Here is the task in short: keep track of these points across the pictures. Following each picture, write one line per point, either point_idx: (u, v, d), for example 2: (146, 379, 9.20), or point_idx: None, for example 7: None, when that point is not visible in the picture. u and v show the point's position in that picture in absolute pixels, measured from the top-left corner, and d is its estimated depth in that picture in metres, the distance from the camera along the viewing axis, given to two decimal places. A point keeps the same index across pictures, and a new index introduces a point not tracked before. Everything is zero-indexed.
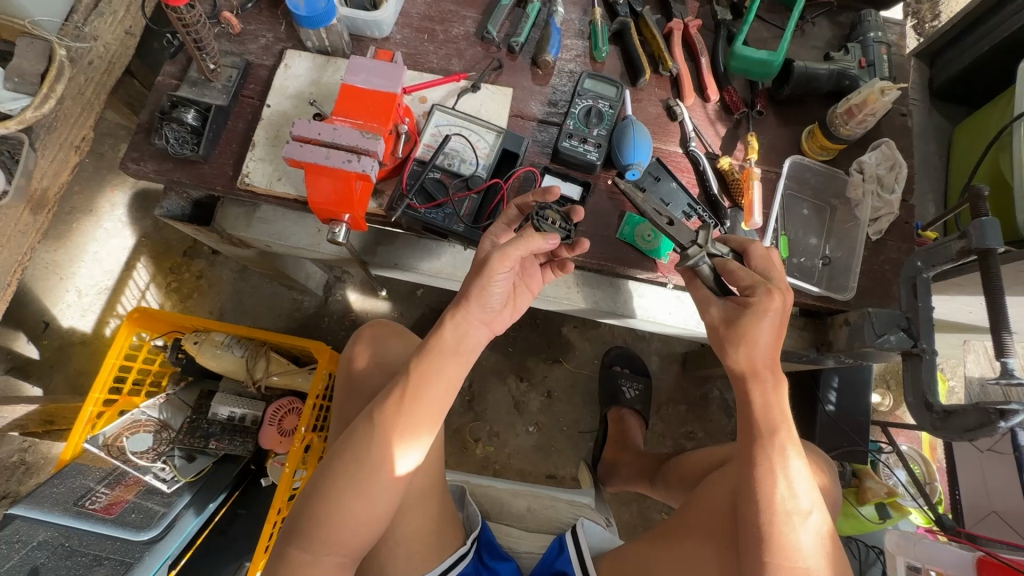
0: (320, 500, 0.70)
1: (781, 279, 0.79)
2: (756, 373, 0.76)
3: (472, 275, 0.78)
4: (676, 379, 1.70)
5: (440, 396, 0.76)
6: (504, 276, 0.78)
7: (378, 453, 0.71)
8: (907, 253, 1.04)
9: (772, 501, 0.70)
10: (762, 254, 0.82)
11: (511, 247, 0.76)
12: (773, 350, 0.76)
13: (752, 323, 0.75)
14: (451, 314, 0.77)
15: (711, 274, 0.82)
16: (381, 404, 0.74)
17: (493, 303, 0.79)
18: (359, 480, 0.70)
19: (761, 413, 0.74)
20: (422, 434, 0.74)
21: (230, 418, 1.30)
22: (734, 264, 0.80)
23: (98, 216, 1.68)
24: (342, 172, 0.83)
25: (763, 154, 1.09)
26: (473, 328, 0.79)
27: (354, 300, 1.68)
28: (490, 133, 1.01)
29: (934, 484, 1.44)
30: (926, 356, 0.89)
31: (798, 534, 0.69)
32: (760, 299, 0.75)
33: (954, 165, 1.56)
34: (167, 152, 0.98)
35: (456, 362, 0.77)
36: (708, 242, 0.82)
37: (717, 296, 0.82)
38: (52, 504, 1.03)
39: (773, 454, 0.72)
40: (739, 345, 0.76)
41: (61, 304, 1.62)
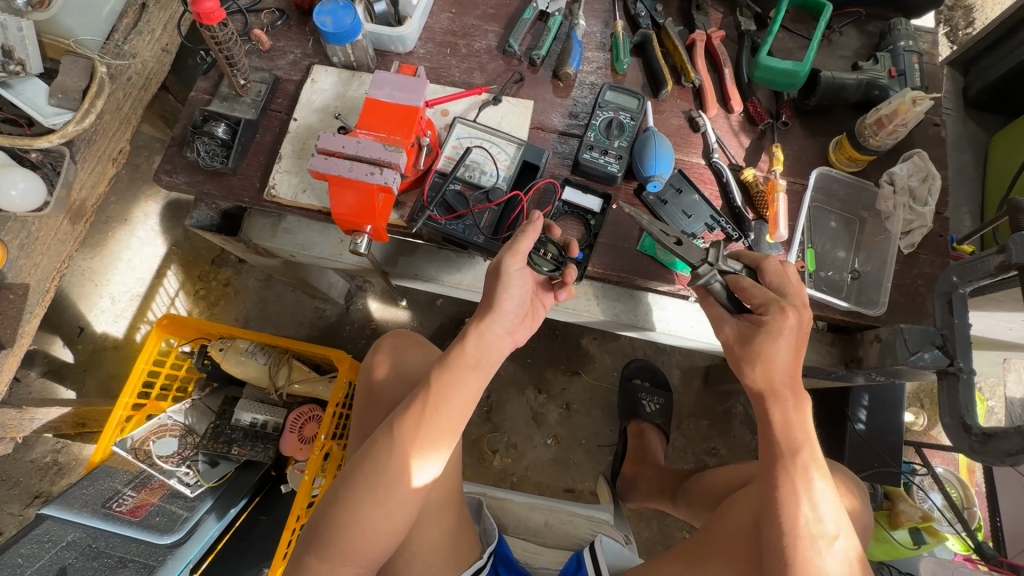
0: (338, 510, 0.70)
1: (800, 297, 0.77)
2: (776, 390, 0.74)
3: (492, 283, 0.78)
4: (698, 394, 1.67)
5: (460, 408, 0.76)
6: (520, 273, 0.78)
7: (397, 463, 0.71)
8: (941, 267, 1.01)
9: (795, 523, 0.68)
10: (776, 270, 0.80)
11: (519, 242, 0.77)
12: (792, 367, 0.74)
13: (770, 341, 0.73)
14: (474, 325, 0.78)
15: (724, 292, 0.79)
16: (401, 415, 0.74)
17: (511, 309, 0.79)
18: (377, 490, 0.70)
19: (782, 431, 0.73)
20: (442, 447, 0.74)
21: (252, 425, 1.32)
22: (748, 281, 0.78)
23: (132, 225, 1.74)
24: (366, 184, 0.84)
25: (789, 165, 1.07)
26: (496, 341, 0.79)
27: (375, 309, 1.70)
28: (511, 144, 1.02)
29: (973, 509, 1.37)
30: (964, 375, 0.85)
31: (824, 559, 0.67)
32: (773, 317, 0.74)
33: (991, 175, 1.51)
34: (198, 164, 1.02)
35: (476, 374, 0.77)
36: (719, 259, 0.80)
37: (731, 314, 0.80)
38: (82, 505, 1.06)
39: (795, 474, 0.70)
40: (755, 364, 0.75)
41: (95, 309, 1.67)
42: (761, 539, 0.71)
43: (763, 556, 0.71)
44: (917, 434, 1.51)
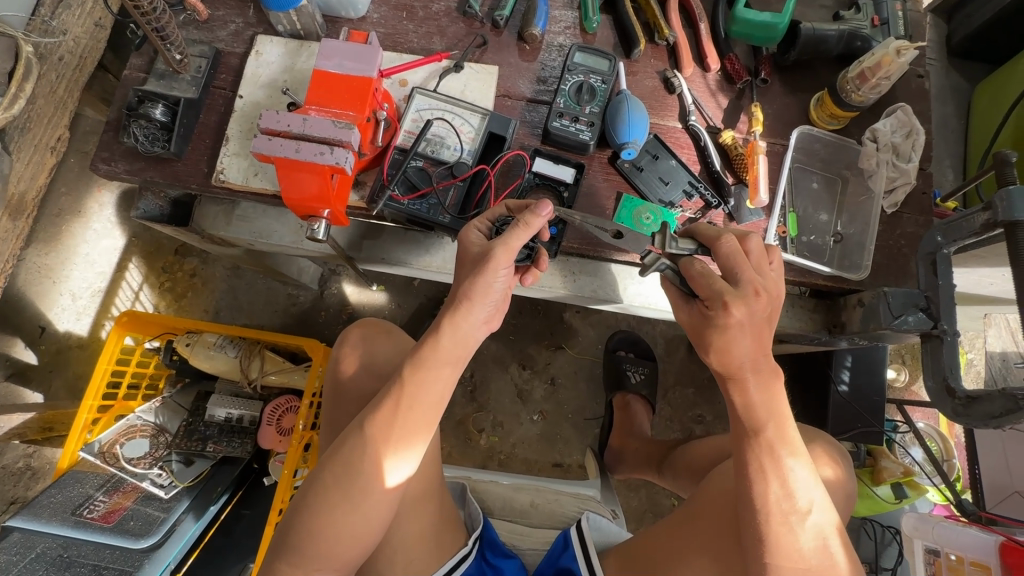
0: (307, 516, 0.67)
1: (751, 287, 0.69)
2: (737, 373, 0.69)
3: (470, 271, 0.71)
4: (683, 362, 1.66)
5: (436, 403, 0.72)
6: (509, 270, 0.71)
7: (368, 463, 0.68)
8: (924, 226, 0.98)
9: (767, 502, 0.66)
10: (729, 252, 0.72)
11: (513, 237, 0.70)
12: (755, 351, 0.69)
13: (726, 336, 0.68)
14: (449, 315, 0.71)
15: (677, 276, 0.77)
16: (372, 413, 0.70)
17: (495, 300, 0.73)
18: (348, 492, 0.67)
19: (747, 411, 0.69)
20: (414, 443, 0.70)
21: (227, 419, 1.28)
22: (694, 270, 0.72)
23: (86, 218, 1.64)
24: (316, 165, 0.77)
25: (769, 126, 1.02)
26: (475, 331, 0.73)
27: (350, 293, 1.64)
28: (476, 115, 0.95)
29: (952, 461, 1.39)
30: (948, 338, 0.83)
31: (797, 534, 0.66)
32: (717, 314, 0.69)
33: (974, 127, 1.48)
34: (138, 150, 0.94)
35: (450, 369, 0.72)
36: (666, 244, 0.80)
37: (686, 300, 0.76)
38: (50, 515, 1.02)
39: (764, 453, 0.67)
40: (710, 355, 0.70)
41: (55, 308, 1.59)
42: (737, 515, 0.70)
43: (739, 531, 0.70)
44: (899, 390, 1.53)
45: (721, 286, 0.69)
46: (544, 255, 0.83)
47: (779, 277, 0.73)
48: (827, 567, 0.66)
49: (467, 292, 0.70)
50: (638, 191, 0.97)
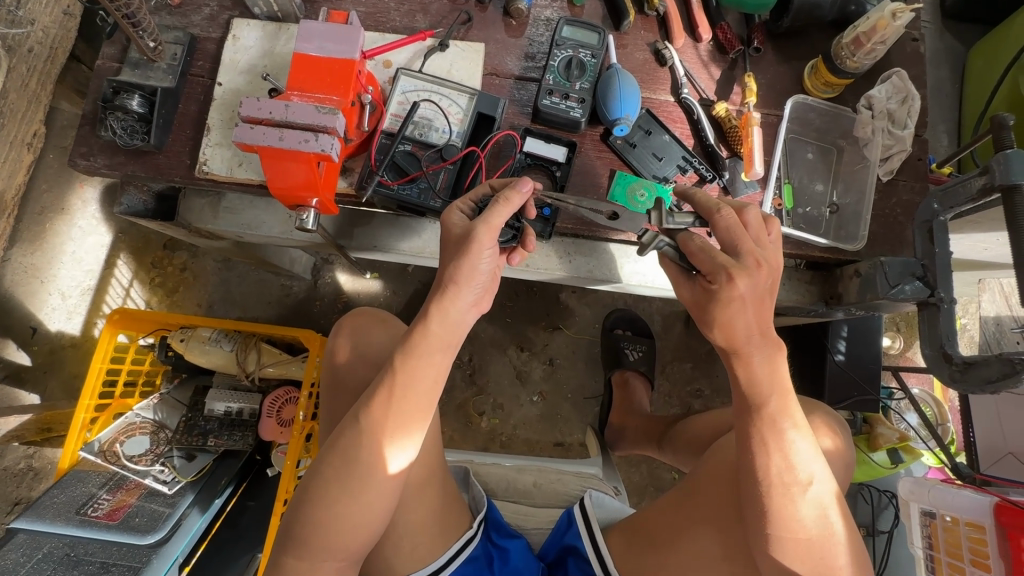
0: (310, 510, 0.67)
1: (751, 258, 0.68)
2: (739, 346, 0.69)
3: (455, 252, 0.69)
4: (680, 338, 1.67)
5: (430, 390, 0.71)
6: (493, 253, 0.69)
7: (365, 454, 0.68)
8: (920, 193, 0.97)
9: (768, 475, 0.67)
10: (727, 227, 0.72)
11: (492, 215, 0.69)
12: (757, 325, 0.68)
13: (728, 309, 0.68)
14: (438, 301, 0.69)
15: (675, 252, 0.76)
16: (367, 404, 0.69)
17: (482, 284, 0.71)
18: (349, 484, 0.67)
19: (749, 385, 0.69)
20: (411, 431, 0.70)
21: (227, 413, 1.27)
22: (693, 245, 0.71)
23: (71, 215, 1.61)
24: (301, 154, 0.74)
25: (763, 96, 1.00)
26: (464, 315, 0.71)
27: (344, 282, 1.63)
28: (463, 95, 0.93)
29: (946, 425, 1.42)
30: (945, 306, 0.83)
31: (797, 505, 0.66)
32: (721, 287, 0.68)
33: (968, 91, 1.46)
34: (117, 144, 0.91)
35: (443, 357, 0.71)
36: (664, 219, 0.78)
37: (686, 275, 0.76)
38: (54, 515, 1.02)
39: (765, 427, 0.68)
40: (713, 330, 0.70)
41: (46, 308, 1.57)
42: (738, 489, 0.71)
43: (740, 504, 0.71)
44: (894, 358, 1.54)
45: (722, 258, 0.68)
46: (529, 236, 0.81)
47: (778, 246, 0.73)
48: (827, 535, 0.67)
49: (456, 274, 0.68)
50: (631, 168, 0.96)
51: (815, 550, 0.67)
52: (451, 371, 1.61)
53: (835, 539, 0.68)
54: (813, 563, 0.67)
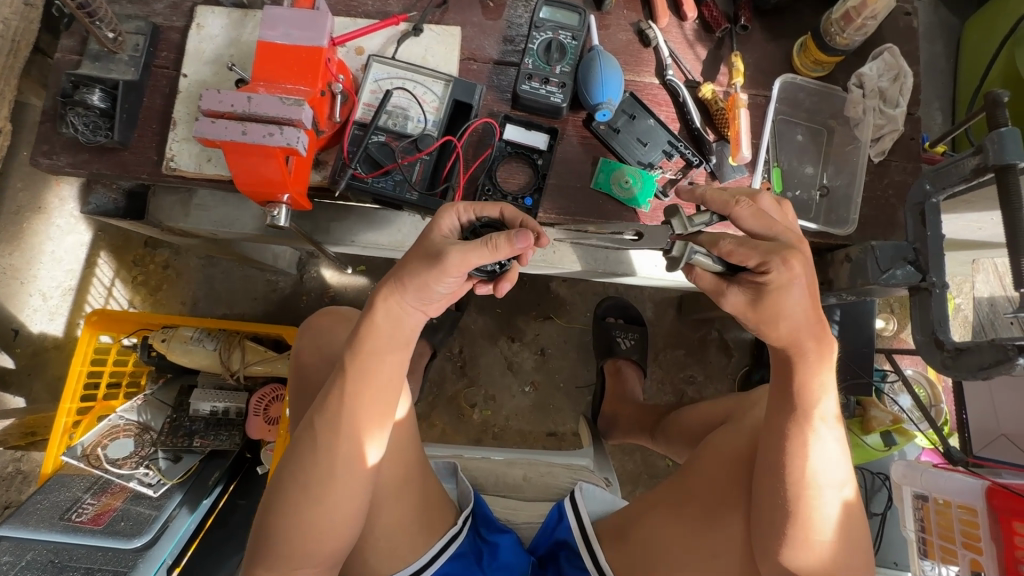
0: (272, 516, 0.65)
1: (791, 238, 0.64)
2: (798, 347, 0.65)
3: (421, 263, 0.64)
4: (673, 324, 1.65)
5: (386, 387, 0.68)
6: (457, 276, 0.65)
7: (323, 459, 0.65)
8: (913, 173, 0.94)
9: (802, 477, 0.68)
10: (752, 213, 0.66)
11: (472, 251, 0.61)
12: (811, 313, 0.64)
13: (782, 294, 0.62)
14: (384, 293, 0.67)
15: (712, 260, 0.66)
16: (319, 406, 0.67)
17: (436, 296, 0.67)
18: (312, 490, 0.64)
19: (800, 389, 0.67)
20: (370, 432, 0.67)
21: (212, 413, 1.25)
22: (730, 240, 0.63)
23: (48, 213, 1.57)
24: (267, 148, 0.71)
25: (751, 76, 0.96)
26: (410, 312, 0.68)
27: (331, 276, 1.60)
28: (438, 82, 0.89)
29: (940, 406, 1.41)
30: (937, 290, 0.81)
31: (825, 508, 0.68)
32: (777, 274, 0.61)
33: (963, 66, 1.42)
34: (80, 141, 0.87)
35: (395, 354, 0.68)
36: (685, 225, 0.72)
37: (727, 279, 0.67)
38: (37, 521, 1.01)
39: (808, 431, 0.68)
40: (777, 324, 0.64)
41: (27, 309, 1.54)
42: (762, 488, 0.71)
43: (762, 503, 0.71)
44: (887, 340, 1.53)
45: (766, 243, 0.62)
46: (505, 284, 0.72)
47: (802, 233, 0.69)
48: (846, 538, 0.69)
49: (407, 275, 0.65)
50: (615, 154, 0.93)
51: (832, 553, 0.69)
52: (441, 363, 1.59)
53: (851, 539, 0.70)
54: (828, 565, 0.69)
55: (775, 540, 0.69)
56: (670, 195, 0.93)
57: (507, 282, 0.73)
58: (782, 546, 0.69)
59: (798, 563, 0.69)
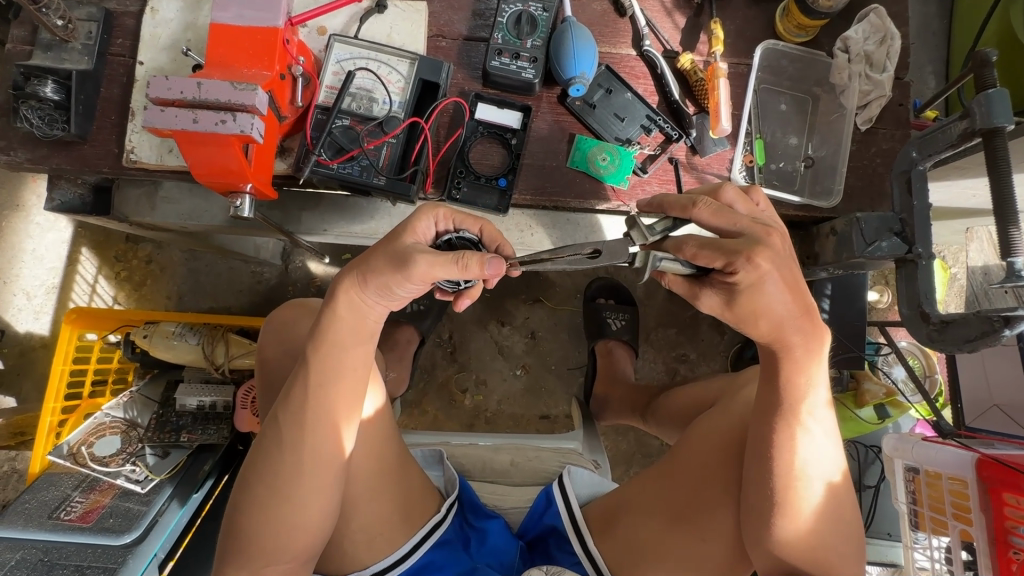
0: (243, 516, 0.64)
1: (758, 230, 0.60)
2: (784, 337, 0.63)
3: (383, 263, 0.62)
4: (664, 303, 1.63)
5: (354, 383, 0.67)
6: (420, 282, 0.63)
7: (291, 457, 0.65)
8: (901, 141, 0.91)
9: (788, 468, 0.67)
10: (713, 211, 0.63)
11: (437, 261, 0.60)
12: (795, 306, 0.61)
13: (756, 292, 0.60)
14: (345, 286, 0.65)
15: (680, 264, 0.63)
16: (285, 403, 0.66)
17: (404, 294, 0.65)
18: (282, 489, 0.64)
19: (786, 378, 0.66)
20: (340, 428, 0.67)
21: (199, 407, 1.24)
22: (693, 244, 0.61)
23: (27, 211, 1.49)
24: (221, 136, 0.69)
25: (731, 44, 0.92)
26: (373, 307, 0.66)
27: (315, 267, 1.54)
28: (404, 61, 0.86)
29: (934, 377, 1.39)
30: (924, 262, 0.79)
31: (811, 497, 0.68)
32: (744, 275, 0.58)
33: (957, 27, 1.37)
34: (36, 135, 0.85)
35: (362, 347, 0.67)
36: (644, 234, 0.68)
37: (700, 280, 0.64)
38: (25, 521, 1.01)
39: (794, 422, 0.67)
40: (756, 322, 0.62)
41: (11, 309, 1.46)
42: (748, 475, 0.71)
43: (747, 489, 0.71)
44: (882, 312, 1.51)
45: (730, 242, 0.59)
46: (466, 300, 0.73)
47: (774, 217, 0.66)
48: (833, 527, 0.69)
49: (370, 272, 0.63)
50: (592, 131, 0.90)
51: (818, 542, 0.69)
52: (431, 350, 1.58)
53: (838, 520, 0.69)
54: (815, 553, 0.69)
55: (760, 528, 0.69)
56: (649, 172, 0.90)
57: (467, 298, 0.74)
58: (767, 534, 0.69)
59: (784, 551, 0.69)
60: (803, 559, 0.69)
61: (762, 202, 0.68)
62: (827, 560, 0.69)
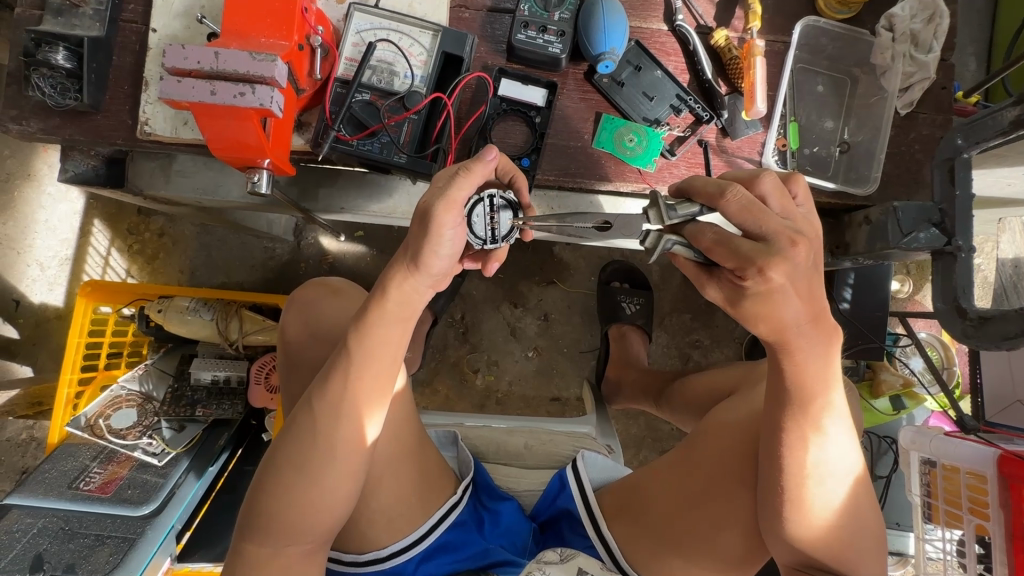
0: (261, 498, 0.64)
1: (783, 237, 0.54)
2: (788, 340, 0.59)
3: (415, 231, 0.60)
4: (679, 288, 1.61)
5: (387, 369, 0.67)
6: (456, 232, 0.60)
7: (319, 440, 0.64)
8: (942, 126, 0.88)
9: (801, 467, 0.65)
10: (741, 206, 0.57)
11: (456, 189, 0.58)
12: (805, 312, 0.57)
13: (770, 302, 0.56)
14: (398, 275, 0.63)
15: (690, 250, 0.60)
16: (321, 387, 0.65)
17: (440, 268, 0.63)
18: (301, 472, 0.64)
19: (794, 379, 0.62)
20: (365, 413, 0.66)
21: (214, 382, 1.24)
22: (708, 238, 0.57)
23: (39, 181, 1.47)
24: (238, 109, 0.66)
25: (768, 20, 0.88)
26: (422, 293, 0.66)
27: (329, 243, 1.52)
28: (426, 33, 0.83)
29: (952, 369, 1.37)
30: (963, 255, 0.77)
31: (825, 495, 0.66)
32: (753, 283, 0.55)
33: (1004, 7, 1.30)
34: (48, 104, 0.83)
35: (401, 327, 0.66)
36: (663, 214, 0.62)
37: (709, 270, 0.61)
38: (45, 490, 1.03)
39: (805, 421, 0.64)
40: (756, 324, 0.58)
41: (25, 279, 1.45)
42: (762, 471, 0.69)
43: (762, 485, 0.69)
44: (902, 302, 1.48)
45: (747, 247, 0.54)
46: (493, 263, 0.74)
47: (811, 215, 0.61)
48: (850, 521, 0.68)
49: (408, 246, 0.62)
50: (619, 110, 0.87)
51: (838, 537, 0.67)
52: (444, 330, 1.57)
53: (857, 515, 0.68)
54: (833, 546, 0.68)
55: (776, 523, 0.68)
56: (677, 154, 0.87)
57: (495, 261, 0.74)
58: (784, 528, 0.68)
59: (803, 545, 0.68)
60: (822, 551, 0.68)
61: (800, 195, 0.63)
62: (845, 553, 0.68)
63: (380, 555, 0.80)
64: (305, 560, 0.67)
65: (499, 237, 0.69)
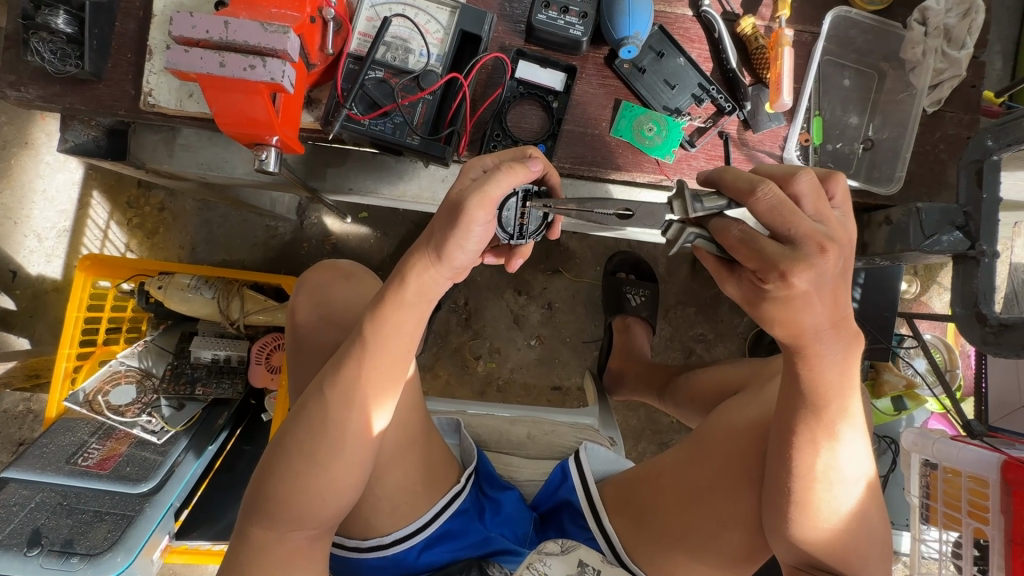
0: (268, 482, 0.63)
1: (812, 242, 0.52)
2: (806, 344, 0.57)
3: (443, 220, 0.59)
4: (685, 281, 1.59)
5: (400, 358, 0.65)
6: (485, 224, 0.58)
7: (328, 428, 0.63)
8: (968, 127, 0.86)
9: (811, 472, 0.64)
10: (770, 205, 0.54)
11: (491, 185, 0.56)
12: (830, 317, 0.55)
13: (791, 307, 0.54)
14: (418, 265, 0.62)
15: (713, 245, 0.60)
16: (333, 374, 0.64)
17: (463, 261, 0.62)
18: (310, 460, 0.63)
19: (810, 384, 0.61)
20: (372, 403, 0.65)
21: (214, 361, 1.22)
22: (734, 236, 0.56)
23: (36, 149, 1.44)
24: (249, 83, 0.64)
25: (797, 9, 0.86)
26: (442, 284, 0.64)
27: (332, 224, 1.49)
28: (444, 10, 0.80)
29: (955, 371, 1.37)
30: (986, 260, 0.77)
31: (833, 499, 0.65)
32: (775, 288, 0.53)
33: None
34: (48, 71, 0.80)
35: (418, 314, 0.64)
36: (687, 207, 0.59)
37: (730, 267, 0.60)
38: (43, 464, 1.02)
39: (817, 427, 0.62)
40: (773, 328, 0.56)
41: (22, 250, 1.42)
42: (771, 473, 0.68)
43: (770, 487, 0.68)
44: (908, 302, 1.47)
45: (772, 249, 0.53)
46: (517, 258, 0.75)
47: (846, 218, 0.58)
48: (858, 526, 0.67)
49: (433, 236, 0.60)
50: (639, 97, 0.84)
51: (845, 541, 0.67)
52: (446, 315, 1.56)
53: (864, 520, 0.67)
54: (840, 550, 0.67)
55: (783, 525, 0.68)
56: (698, 146, 0.84)
57: (519, 257, 0.75)
58: (790, 530, 0.67)
59: (809, 547, 0.67)
60: (828, 554, 0.68)
61: (837, 196, 0.60)
62: (852, 556, 0.68)
63: (384, 541, 0.79)
64: (309, 546, 0.66)
65: (526, 234, 0.70)
